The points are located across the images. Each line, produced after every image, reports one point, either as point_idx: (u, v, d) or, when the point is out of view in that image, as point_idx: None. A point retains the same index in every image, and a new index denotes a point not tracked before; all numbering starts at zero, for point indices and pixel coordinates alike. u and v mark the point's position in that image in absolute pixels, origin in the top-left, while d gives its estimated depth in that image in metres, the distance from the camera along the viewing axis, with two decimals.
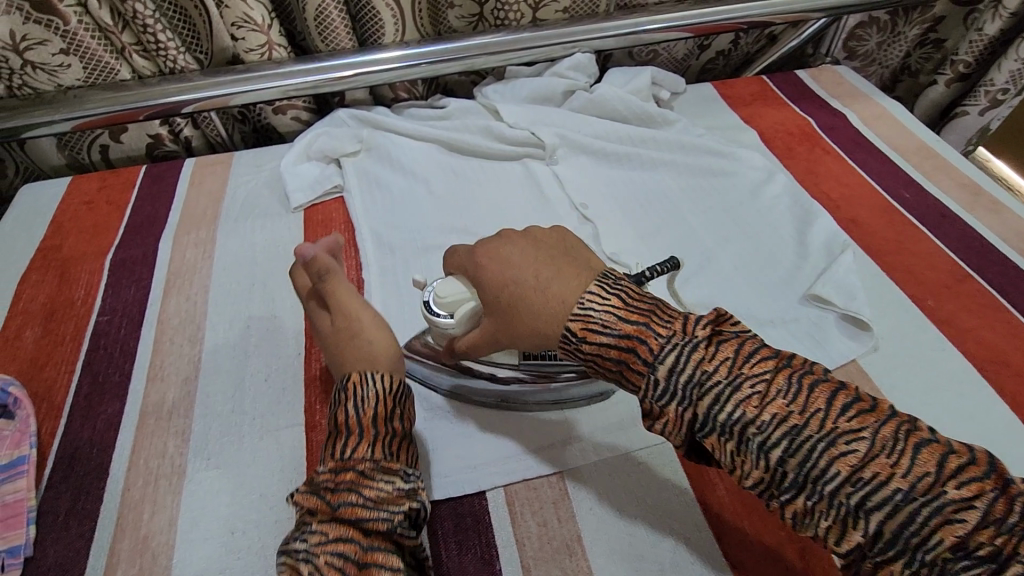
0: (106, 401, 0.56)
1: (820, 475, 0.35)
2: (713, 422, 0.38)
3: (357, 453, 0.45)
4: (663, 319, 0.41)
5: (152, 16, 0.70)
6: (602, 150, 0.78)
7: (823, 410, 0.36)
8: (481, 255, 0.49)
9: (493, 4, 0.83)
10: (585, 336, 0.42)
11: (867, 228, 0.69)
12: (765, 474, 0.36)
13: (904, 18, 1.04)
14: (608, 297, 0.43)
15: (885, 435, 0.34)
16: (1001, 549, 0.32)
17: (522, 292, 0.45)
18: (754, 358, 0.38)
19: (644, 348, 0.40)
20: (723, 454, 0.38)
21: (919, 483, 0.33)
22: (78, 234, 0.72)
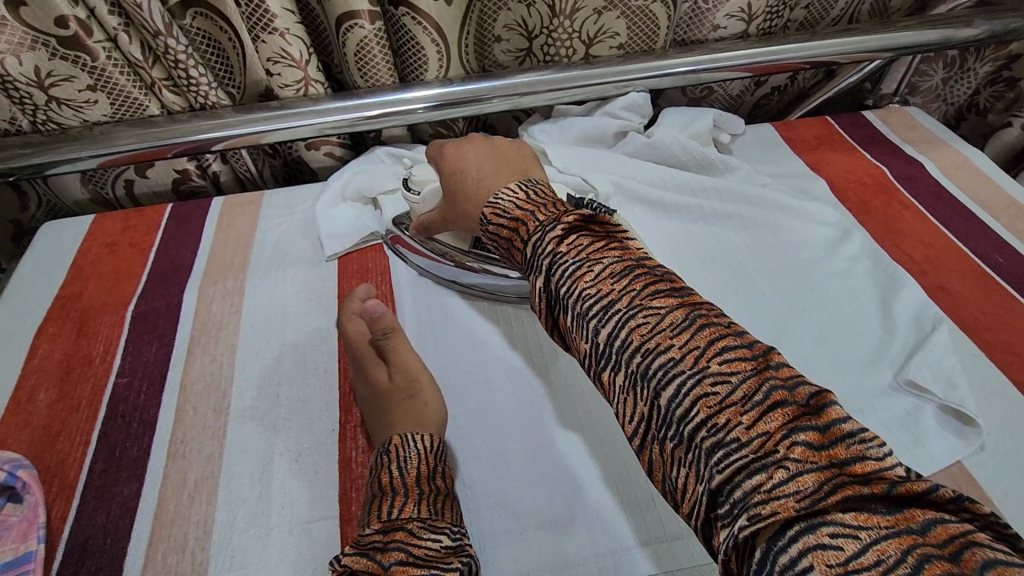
0: (123, 481, 0.51)
1: (620, 346, 0.37)
2: (560, 301, 0.40)
3: (404, 513, 0.44)
4: (551, 209, 0.45)
5: (185, 51, 0.66)
6: (660, 200, 0.72)
7: (637, 290, 0.38)
8: (444, 151, 0.59)
9: (544, 39, 0.78)
10: (491, 219, 0.48)
11: (958, 298, 0.63)
12: (587, 347, 0.39)
13: (975, 54, 0.95)
14: (518, 191, 0.48)
15: (678, 314, 0.36)
16: (757, 436, 0.31)
17: (463, 181, 0.55)
18: (603, 248, 0.41)
19: (524, 228, 0.45)
20: (568, 333, 0.40)
21: (689, 355, 0.34)
22: (99, 281, 0.67)
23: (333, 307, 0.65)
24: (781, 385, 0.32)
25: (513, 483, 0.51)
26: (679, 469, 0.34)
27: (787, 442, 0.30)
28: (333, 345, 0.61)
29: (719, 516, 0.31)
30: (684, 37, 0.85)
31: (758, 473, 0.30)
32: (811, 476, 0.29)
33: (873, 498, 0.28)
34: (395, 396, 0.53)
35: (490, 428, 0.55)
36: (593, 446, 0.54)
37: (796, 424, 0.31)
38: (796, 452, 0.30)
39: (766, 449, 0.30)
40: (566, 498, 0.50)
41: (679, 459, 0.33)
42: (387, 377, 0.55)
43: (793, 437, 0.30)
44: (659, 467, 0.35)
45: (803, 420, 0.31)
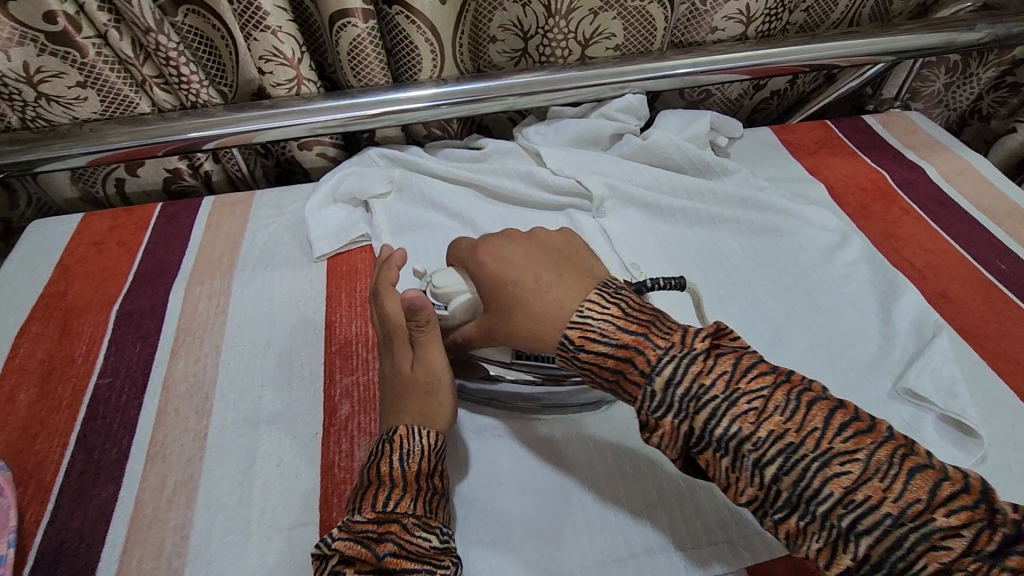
0: (100, 484, 0.50)
1: (813, 495, 0.33)
2: (708, 437, 0.36)
3: (400, 506, 0.43)
4: (663, 329, 0.40)
5: (176, 49, 0.65)
6: (655, 203, 0.71)
7: (818, 428, 0.34)
8: (480, 254, 0.50)
9: (539, 40, 0.77)
10: (584, 344, 0.41)
11: (959, 304, 0.62)
12: (761, 493, 0.35)
13: (978, 59, 0.94)
14: (608, 305, 0.42)
15: (880, 458, 0.33)
16: (905, 506, 0.32)
17: (524, 293, 0.46)
18: (750, 372, 0.37)
19: (642, 358, 0.39)
20: (725, 474, 0.36)
21: (910, 509, 0.32)
22: (85, 280, 0.67)
23: (321, 308, 0.64)
24: (907, 449, 0.34)
25: (500, 490, 0.50)
26: (812, 543, 0.34)
27: (940, 509, 0.31)
28: (320, 346, 0.60)
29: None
30: (682, 39, 0.84)
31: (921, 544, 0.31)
32: None
33: None
34: (410, 385, 0.49)
35: (477, 433, 0.54)
36: (583, 453, 0.52)
37: (936, 482, 0.32)
38: (953, 517, 0.31)
39: (921, 519, 0.31)
40: (554, 505, 0.49)
41: (811, 533, 0.34)
42: (410, 364, 0.50)
43: (940, 505, 0.32)
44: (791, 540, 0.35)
45: (1011, 546, 0.30)
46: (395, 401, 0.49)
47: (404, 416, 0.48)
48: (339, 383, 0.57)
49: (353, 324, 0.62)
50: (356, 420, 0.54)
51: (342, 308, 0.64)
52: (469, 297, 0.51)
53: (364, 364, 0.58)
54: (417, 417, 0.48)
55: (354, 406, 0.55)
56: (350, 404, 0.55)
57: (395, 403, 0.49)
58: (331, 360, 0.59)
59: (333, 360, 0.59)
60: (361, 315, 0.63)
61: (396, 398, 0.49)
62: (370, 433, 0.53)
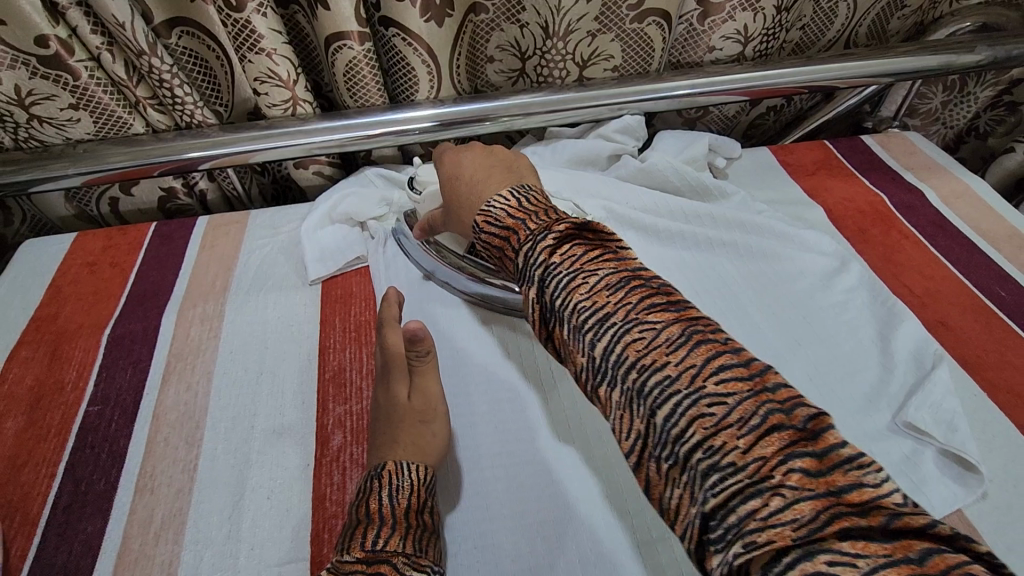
0: (87, 517, 0.49)
1: (615, 362, 0.35)
2: (555, 310, 0.38)
3: (389, 544, 0.42)
4: (542, 217, 0.44)
5: (170, 71, 0.65)
6: (654, 226, 0.70)
7: (632, 303, 0.36)
8: (445, 156, 0.60)
9: (537, 60, 0.77)
10: (483, 226, 0.46)
11: (958, 332, 0.61)
12: (579, 356, 0.37)
13: (975, 79, 0.94)
14: (510, 199, 0.47)
15: (674, 330, 0.34)
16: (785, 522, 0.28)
17: (463, 188, 0.55)
18: (597, 257, 0.39)
19: (515, 237, 0.43)
20: (565, 347, 0.39)
21: (685, 374, 0.32)
22: (77, 302, 0.66)
23: (315, 333, 0.63)
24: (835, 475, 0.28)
25: (493, 525, 0.49)
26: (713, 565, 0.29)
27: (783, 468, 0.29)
28: (313, 373, 0.59)
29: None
30: (679, 59, 0.84)
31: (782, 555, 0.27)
32: (808, 505, 0.27)
33: (871, 530, 0.26)
34: (407, 420, 0.50)
35: (470, 464, 0.53)
36: (577, 485, 0.51)
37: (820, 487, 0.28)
38: (794, 479, 0.28)
39: (694, 385, 0.32)
40: (548, 541, 0.48)
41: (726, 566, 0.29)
42: (408, 398, 0.52)
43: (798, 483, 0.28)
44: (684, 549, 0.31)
45: (801, 445, 0.29)
46: (393, 432, 0.50)
47: (407, 450, 0.49)
48: (332, 412, 0.56)
49: (347, 351, 0.61)
50: (348, 451, 0.53)
51: (336, 333, 0.63)
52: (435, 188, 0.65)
53: (358, 392, 0.58)
54: (422, 451, 0.49)
55: (346, 436, 0.54)
56: (342, 435, 0.54)
57: (382, 437, 0.51)
58: (324, 388, 0.58)
59: (326, 388, 0.58)
60: (354, 341, 0.62)
61: (396, 430, 0.50)
62: (362, 465, 0.52)
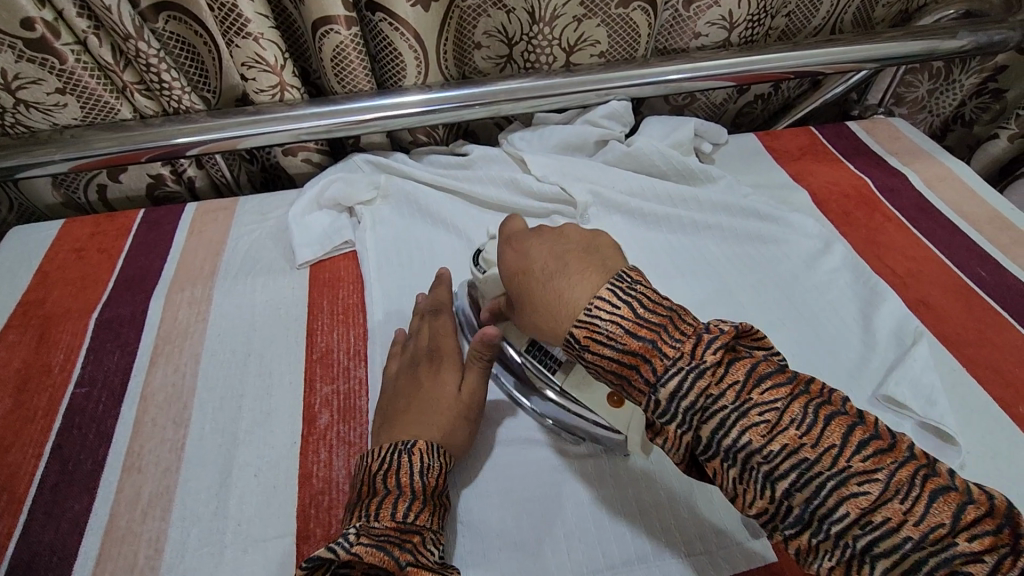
0: (75, 495, 0.49)
1: (826, 514, 0.32)
2: (718, 446, 0.35)
3: (420, 519, 0.43)
4: (675, 336, 0.37)
5: (157, 55, 0.65)
6: (639, 210, 0.71)
7: (837, 444, 0.33)
8: (509, 245, 0.49)
9: (524, 46, 0.77)
10: (590, 345, 0.39)
11: (939, 311, 0.62)
12: (763, 501, 0.34)
13: (960, 66, 0.95)
14: (619, 305, 0.39)
15: (901, 479, 0.32)
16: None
17: (537, 288, 0.44)
18: (765, 382, 0.35)
19: (648, 368, 0.37)
20: (732, 483, 0.35)
21: (931, 534, 0.30)
22: (64, 287, 0.66)
23: (303, 315, 0.63)
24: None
25: (479, 500, 0.50)
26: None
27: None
28: (300, 354, 0.60)
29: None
30: (666, 45, 0.84)
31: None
32: None
33: None
34: (444, 405, 0.50)
35: None
36: (563, 461, 0.52)
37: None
38: None
39: (942, 543, 0.30)
40: (534, 516, 0.49)
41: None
42: (459, 392, 0.51)
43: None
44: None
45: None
46: (434, 417, 0.49)
47: (445, 437, 0.49)
48: (319, 392, 0.56)
49: (335, 332, 0.62)
50: (335, 428, 0.54)
51: (324, 316, 0.63)
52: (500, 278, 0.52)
53: (345, 372, 0.58)
54: (457, 440, 0.49)
55: (333, 415, 0.55)
56: (329, 413, 0.55)
57: (403, 409, 0.50)
58: (311, 368, 0.58)
59: (313, 368, 0.58)
60: (343, 322, 0.63)
61: (437, 417, 0.49)
62: (349, 442, 0.53)
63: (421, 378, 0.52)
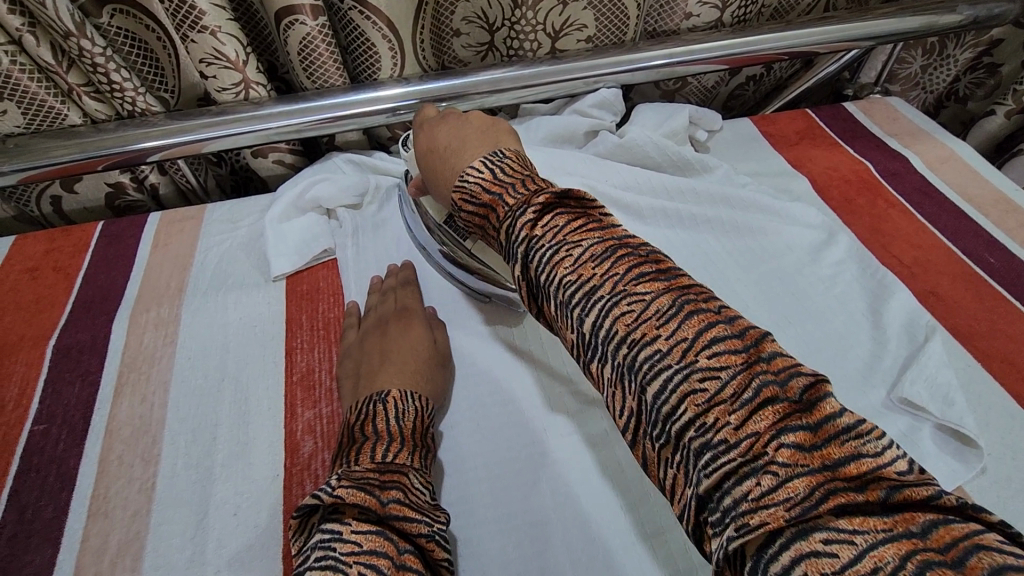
0: (34, 547, 0.45)
1: (669, 415, 0.31)
2: (541, 288, 0.38)
3: (399, 458, 0.44)
4: (518, 190, 0.42)
5: (103, 54, 0.59)
6: (635, 206, 0.67)
7: (689, 338, 0.32)
8: (424, 131, 0.57)
9: (506, 32, 0.72)
10: (461, 205, 0.46)
11: (949, 303, 0.59)
12: (616, 391, 0.34)
13: (955, 41, 0.92)
14: (483, 170, 0.45)
15: (743, 382, 0.30)
16: (745, 438, 0.28)
17: (439, 160, 0.53)
18: (580, 228, 0.38)
19: (495, 215, 0.42)
20: (556, 322, 0.37)
21: (747, 443, 0.28)
22: (16, 312, 0.60)
23: (281, 333, 0.59)
24: (773, 379, 0.30)
25: (477, 529, 0.47)
26: (668, 470, 0.31)
27: (775, 444, 0.28)
28: (279, 378, 0.55)
29: (710, 525, 0.28)
30: (655, 28, 0.80)
31: (748, 479, 0.28)
32: (801, 481, 0.27)
33: (868, 505, 0.26)
34: (413, 352, 0.54)
35: (451, 467, 0.50)
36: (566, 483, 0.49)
37: (785, 423, 0.28)
38: (784, 454, 0.27)
39: (755, 454, 0.28)
40: (537, 545, 0.45)
41: (668, 459, 0.31)
42: (430, 338, 0.56)
43: (781, 439, 0.28)
44: (652, 466, 0.33)
45: (793, 416, 0.29)
46: (404, 368, 0.52)
47: (422, 382, 0.52)
48: (301, 417, 0.52)
49: (315, 351, 0.57)
50: (320, 457, 0.50)
51: (303, 332, 0.59)
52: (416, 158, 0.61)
53: (328, 395, 0.54)
54: (433, 382, 0.53)
55: (317, 442, 0.51)
56: (314, 441, 0.51)
57: (377, 368, 0.52)
58: (292, 392, 0.54)
59: (294, 391, 0.54)
60: (324, 339, 0.58)
61: (410, 363, 0.52)
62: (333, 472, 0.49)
63: (390, 333, 0.55)
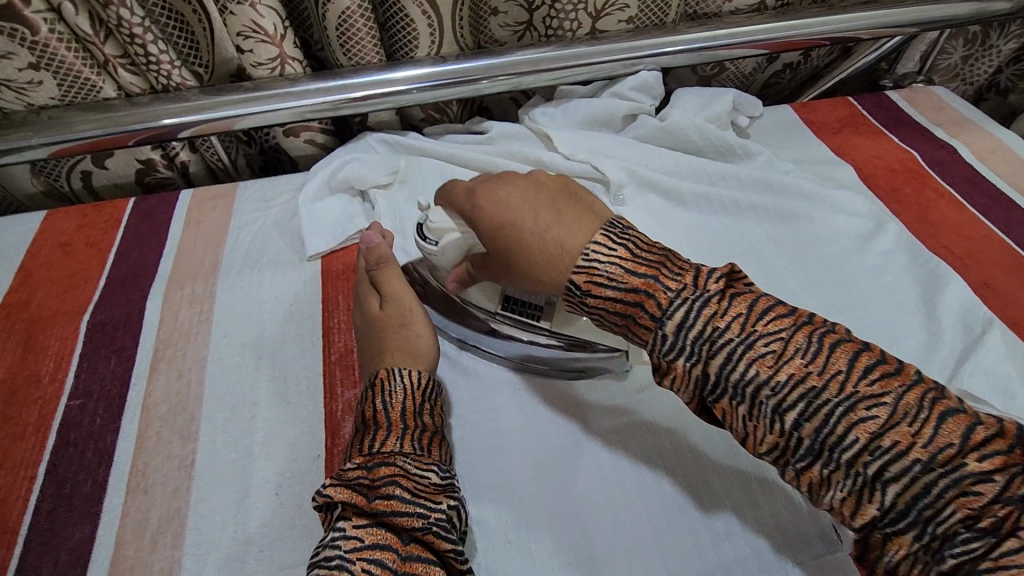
0: (74, 521, 0.44)
1: (933, 513, 0.31)
2: (724, 383, 0.36)
3: (386, 446, 0.43)
4: (673, 270, 0.39)
5: (141, 24, 0.58)
6: (677, 191, 0.65)
7: (954, 442, 0.31)
8: (477, 198, 0.47)
9: (546, 11, 0.70)
10: (591, 290, 0.40)
11: (1005, 294, 0.58)
12: (851, 497, 0.33)
13: (999, 30, 0.90)
14: (615, 248, 0.40)
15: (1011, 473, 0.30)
16: (992, 517, 0.30)
17: (520, 233, 0.44)
18: (767, 316, 0.36)
19: (652, 304, 0.38)
20: (744, 420, 0.36)
21: (1001, 520, 0.29)
22: (49, 286, 0.60)
23: (318, 313, 0.58)
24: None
25: (524, 513, 0.45)
26: (915, 558, 0.32)
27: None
28: (318, 357, 0.54)
29: None
30: (696, 10, 0.78)
31: (988, 541, 0.30)
32: None
33: None
34: (391, 329, 0.51)
35: (495, 451, 0.49)
36: (613, 468, 0.48)
37: None
38: None
39: (1007, 528, 0.29)
40: (586, 532, 0.44)
41: (911, 545, 0.32)
42: (404, 304, 0.53)
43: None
44: (875, 549, 0.34)
45: None
46: (388, 345, 0.50)
47: (406, 356, 0.49)
48: (341, 397, 0.51)
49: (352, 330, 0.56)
50: None
51: (339, 312, 0.58)
52: (458, 238, 0.51)
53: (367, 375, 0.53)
54: (421, 350, 0.50)
55: None
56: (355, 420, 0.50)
57: (371, 349, 0.51)
58: (331, 371, 0.53)
59: (332, 371, 0.53)
60: None
61: (391, 341, 0.51)
62: None
63: (367, 309, 0.54)
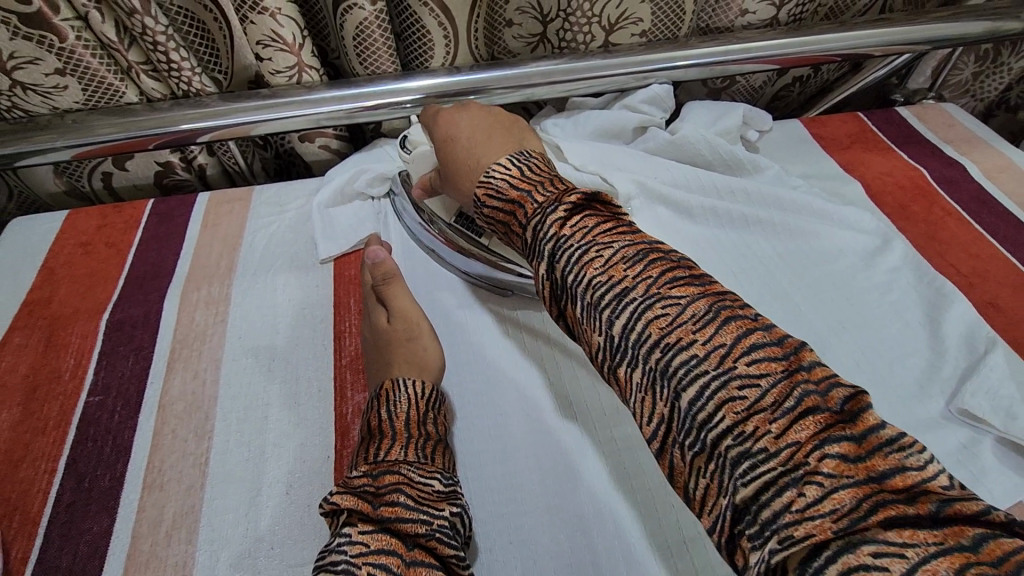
0: (92, 515, 0.46)
1: (705, 421, 0.30)
2: (566, 289, 0.37)
3: (390, 454, 0.44)
4: (546, 188, 0.42)
5: (164, 33, 0.59)
6: (685, 204, 0.66)
7: (727, 344, 0.31)
8: (438, 119, 0.57)
9: (560, 23, 0.71)
10: (484, 201, 0.45)
11: (1010, 315, 0.58)
12: (646, 398, 0.33)
13: (1011, 48, 0.90)
14: (511, 168, 0.45)
15: (784, 389, 0.29)
16: (785, 447, 0.28)
17: (455, 150, 0.53)
18: (610, 229, 0.38)
19: (521, 212, 0.42)
20: (579, 325, 0.37)
21: (787, 451, 0.28)
22: (71, 285, 0.61)
23: (330, 317, 0.59)
24: (813, 389, 0.29)
25: (527, 518, 0.46)
26: (699, 481, 0.30)
27: (817, 454, 0.27)
28: (329, 361, 0.55)
29: (747, 540, 0.28)
30: (708, 24, 0.79)
31: (788, 489, 0.27)
32: (846, 492, 0.26)
33: (918, 518, 0.25)
34: (399, 341, 0.53)
35: (500, 456, 0.50)
36: (615, 477, 0.48)
37: (830, 434, 0.28)
38: (829, 464, 0.27)
39: (795, 464, 0.27)
40: (587, 539, 0.45)
41: (700, 469, 0.30)
42: (410, 317, 0.55)
43: (823, 449, 0.27)
44: (679, 476, 0.32)
45: (837, 427, 0.28)
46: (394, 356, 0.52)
47: (412, 368, 0.51)
48: (351, 400, 0.53)
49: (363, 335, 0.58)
50: None
51: (351, 317, 0.59)
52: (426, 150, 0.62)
53: None
54: (426, 363, 0.52)
55: None
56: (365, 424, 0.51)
57: (376, 358, 0.53)
58: (342, 375, 0.54)
59: (343, 374, 0.54)
60: None
61: (397, 351, 0.52)
62: None
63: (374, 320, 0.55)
